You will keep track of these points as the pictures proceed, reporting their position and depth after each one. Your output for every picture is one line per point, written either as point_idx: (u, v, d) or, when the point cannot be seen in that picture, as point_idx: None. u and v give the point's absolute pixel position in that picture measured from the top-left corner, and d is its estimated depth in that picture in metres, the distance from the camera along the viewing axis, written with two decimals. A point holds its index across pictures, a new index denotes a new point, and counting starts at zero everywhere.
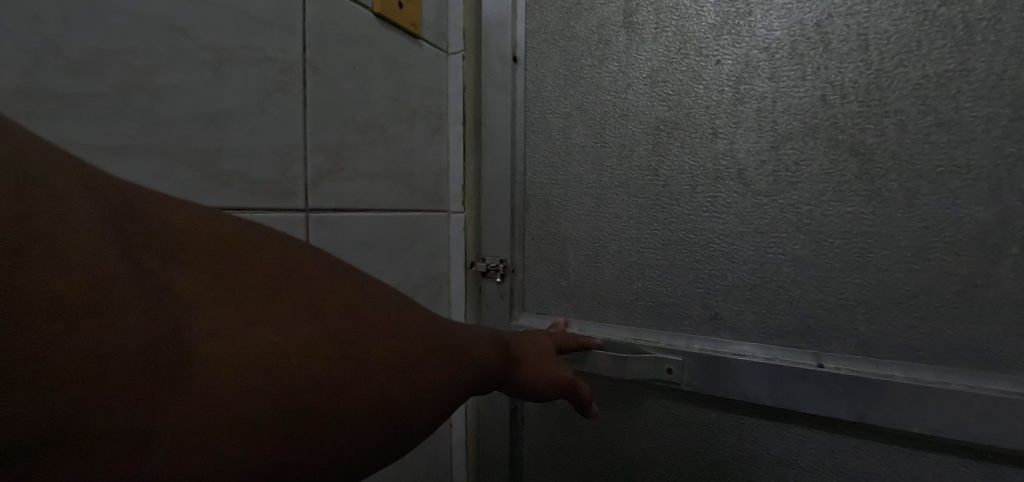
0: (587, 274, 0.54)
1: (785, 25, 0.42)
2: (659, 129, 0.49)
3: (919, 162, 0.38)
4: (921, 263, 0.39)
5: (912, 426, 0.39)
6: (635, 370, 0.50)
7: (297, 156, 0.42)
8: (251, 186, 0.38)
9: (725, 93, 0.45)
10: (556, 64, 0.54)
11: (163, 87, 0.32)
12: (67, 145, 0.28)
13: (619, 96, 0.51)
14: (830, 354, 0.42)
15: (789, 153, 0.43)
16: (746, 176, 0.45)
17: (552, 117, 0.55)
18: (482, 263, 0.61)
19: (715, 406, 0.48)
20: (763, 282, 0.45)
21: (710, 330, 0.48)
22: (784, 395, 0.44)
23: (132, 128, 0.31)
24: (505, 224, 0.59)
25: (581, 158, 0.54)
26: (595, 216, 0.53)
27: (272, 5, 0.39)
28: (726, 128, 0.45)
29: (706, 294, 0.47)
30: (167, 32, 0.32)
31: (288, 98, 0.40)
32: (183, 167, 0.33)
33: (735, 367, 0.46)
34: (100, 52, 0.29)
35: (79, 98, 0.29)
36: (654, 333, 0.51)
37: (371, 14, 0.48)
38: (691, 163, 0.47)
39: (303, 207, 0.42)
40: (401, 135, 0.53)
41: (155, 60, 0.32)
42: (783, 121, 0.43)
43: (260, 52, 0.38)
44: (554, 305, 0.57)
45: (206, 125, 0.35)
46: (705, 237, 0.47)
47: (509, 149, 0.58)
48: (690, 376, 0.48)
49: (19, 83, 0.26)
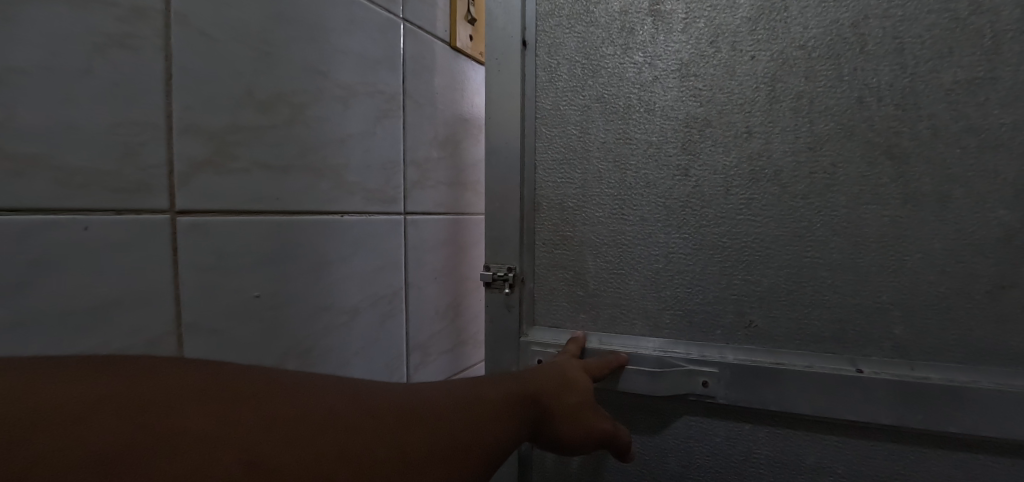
0: (607, 282, 0.49)
1: (822, 23, 0.41)
2: (689, 127, 0.45)
3: (952, 166, 0.38)
4: (951, 265, 0.39)
5: (949, 426, 0.39)
6: (670, 387, 0.46)
7: (398, 170, 0.51)
8: (366, 194, 0.47)
9: (760, 91, 0.43)
10: (571, 51, 0.48)
11: (313, 117, 0.42)
12: (254, 164, 0.38)
13: (644, 90, 0.46)
14: (866, 358, 0.41)
15: (825, 156, 0.41)
16: (782, 177, 0.42)
17: (567, 110, 0.49)
18: (485, 273, 0.52)
19: (748, 418, 0.45)
20: (800, 287, 0.43)
21: (743, 338, 0.45)
22: (826, 405, 0.42)
23: (293, 151, 0.40)
24: (513, 227, 0.51)
25: (602, 156, 0.48)
26: (617, 219, 0.48)
27: (381, 48, 0.48)
28: (761, 127, 0.43)
29: (739, 301, 0.45)
30: (316, 75, 0.42)
31: (393, 122, 0.50)
32: (324, 180, 0.43)
33: (776, 376, 0.43)
34: (278, 95, 0.39)
35: (264, 129, 0.38)
36: (683, 344, 0.47)
37: (449, 48, 0.59)
38: (726, 161, 0.44)
39: (402, 211, 0.52)
40: (459, 147, 0.61)
41: (311, 98, 0.41)
42: (820, 122, 0.41)
43: (373, 86, 0.48)
44: (569, 317, 0.50)
45: (337, 145, 0.44)
46: (741, 242, 0.44)
47: (518, 139, 0.50)
48: (726, 387, 0.45)
49: (229, 120, 0.36)
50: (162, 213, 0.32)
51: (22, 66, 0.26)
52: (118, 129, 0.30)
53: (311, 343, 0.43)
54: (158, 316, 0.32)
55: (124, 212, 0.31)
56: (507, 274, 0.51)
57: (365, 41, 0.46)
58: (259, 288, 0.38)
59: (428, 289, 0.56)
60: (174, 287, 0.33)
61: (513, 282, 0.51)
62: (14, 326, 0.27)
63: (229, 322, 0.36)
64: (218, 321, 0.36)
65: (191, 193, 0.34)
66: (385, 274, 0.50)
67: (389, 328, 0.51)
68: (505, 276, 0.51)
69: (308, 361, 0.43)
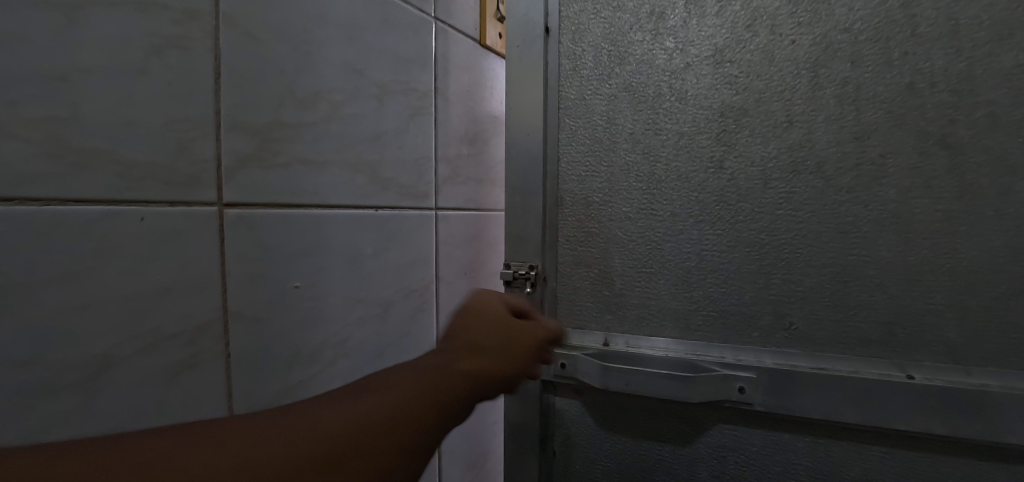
0: (634, 281, 0.48)
1: (869, 4, 0.39)
2: (723, 116, 0.44)
3: (1014, 156, 0.36)
4: (1012, 264, 0.36)
5: (1009, 437, 0.37)
6: (704, 393, 0.44)
7: (429, 166, 0.52)
8: (400, 190, 0.48)
9: (801, 77, 0.41)
10: (597, 37, 0.48)
11: (349, 115, 0.43)
12: (295, 160, 0.39)
13: (676, 78, 0.45)
14: (916, 364, 0.39)
15: (872, 146, 0.39)
16: (826, 169, 0.41)
17: (593, 100, 0.48)
18: (507, 271, 0.52)
19: (787, 425, 0.44)
20: (843, 287, 0.41)
21: (782, 342, 0.43)
22: (871, 413, 0.40)
23: (331, 148, 0.42)
24: (535, 226, 0.51)
25: (630, 147, 0.47)
26: (646, 213, 0.47)
27: (415, 47, 0.50)
28: (803, 116, 0.41)
29: (778, 302, 0.43)
30: (353, 74, 0.43)
31: (425, 119, 0.51)
32: (359, 175, 0.44)
33: (818, 382, 0.41)
34: (318, 93, 0.40)
35: (303, 127, 0.40)
36: (716, 347, 0.45)
37: (479, 46, 0.59)
38: (764, 151, 0.43)
39: (434, 206, 0.53)
40: (488, 144, 0.62)
41: (347, 97, 0.43)
42: (867, 110, 0.40)
43: (408, 84, 0.49)
44: (594, 319, 0.50)
45: (372, 142, 0.45)
46: (780, 237, 0.43)
47: (541, 133, 0.50)
48: (764, 393, 0.43)
49: (272, 119, 0.37)
50: (210, 205, 0.34)
51: (87, 66, 0.28)
52: (171, 126, 0.32)
53: (347, 336, 0.44)
54: (206, 303, 0.34)
55: (176, 204, 0.32)
56: (529, 273, 0.51)
57: (399, 40, 0.48)
58: (299, 279, 0.40)
59: (458, 284, 0.57)
60: (221, 276, 0.35)
61: (535, 281, 0.51)
62: (79, 309, 0.28)
63: (271, 312, 0.38)
64: (261, 310, 0.37)
65: (237, 187, 0.35)
66: (417, 268, 0.51)
67: (421, 322, 0.52)
68: (526, 275, 0.51)
69: (343, 352, 0.44)
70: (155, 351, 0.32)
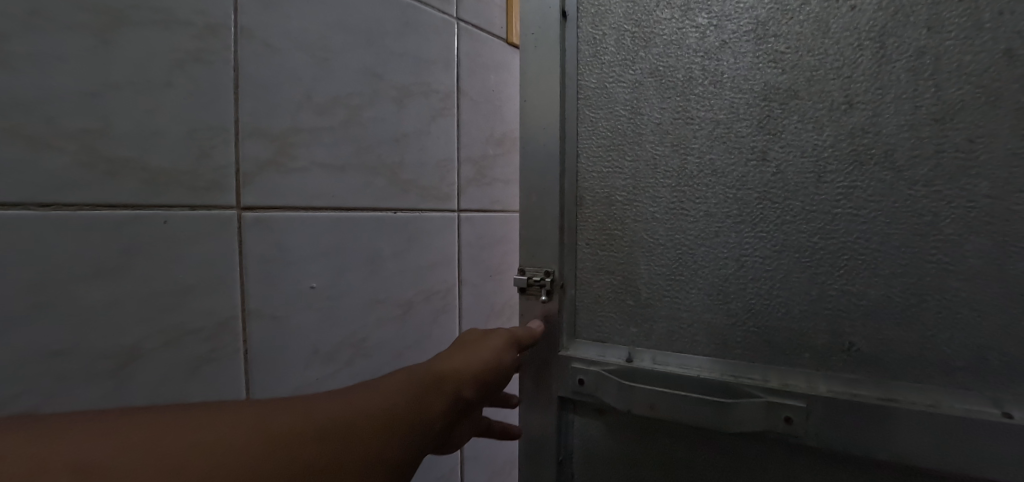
0: (664, 289, 0.44)
1: None
2: (767, 99, 0.39)
3: None
4: None
5: None
6: (744, 421, 0.39)
7: (452, 167, 0.52)
8: (421, 193, 0.49)
9: (865, 49, 0.36)
10: (619, 19, 0.45)
11: (369, 119, 0.44)
12: (313, 164, 0.40)
13: (709, 59, 0.41)
14: (1017, 398, 0.33)
15: (958, 129, 0.33)
16: (897, 159, 0.35)
17: (615, 88, 0.45)
18: (521, 277, 0.49)
19: (845, 463, 0.38)
20: (919, 303, 0.35)
21: (841, 365, 0.38)
22: (955, 456, 0.34)
23: (349, 151, 0.43)
24: (552, 227, 0.48)
25: (657, 140, 0.44)
26: (676, 212, 0.43)
27: (437, 49, 0.49)
28: (867, 96, 0.36)
29: (837, 317, 0.38)
30: (372, 79, 0.44)
31: (447, 121, 0.51)
32: (378, 178, 0.45)
33: (885, 416, 0.35)
34: (338, 98, 0.42)
35: (321, 131, 0.41)
36: (760, 369, 0.40)
37: (505, 43, 0.58)
38: (816, 139, 0.38)
39: (456, 208, 0.53)
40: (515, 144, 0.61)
41: (365, 100, 0.43)
42: (950, 85, 0.33)
43: (428, 86, 0.49)
44: (618, 331, 0.46)
45: (393, 145, 0.46)
46: (837, 242, 0.37)
47: (559, 123, 0.47)
48: (818, 426, 0.37)
49: (289, 125, 0.39)
50: (229, 209, 0.36)
51: (117, 82, 0.31)
52: (194, 134, 0.34)
53: (366, 336, 0.45)
54: (225, 302, 0.36)
55: (197, 208, 0.34)
56: (544, 279, 0.48)
57: (420, 42, 0.48)
58: (316, 280, 0.41)
59: (481, 287, 0.57)
60: (241, 275, 0.37)
61: (551, 288, 0.48)
62: (107, 304, 0.31)
63: (289, 310, 0.39)
64: (279, 308, 0.39)
65: (256, 191, 0.37)
66: (440, 270, 0.51)
67: (443, 324, 0.52)
68: (541, 281, 0.48)
69: (362, 352, 0.45)
70: (178, 345, 0.34)
